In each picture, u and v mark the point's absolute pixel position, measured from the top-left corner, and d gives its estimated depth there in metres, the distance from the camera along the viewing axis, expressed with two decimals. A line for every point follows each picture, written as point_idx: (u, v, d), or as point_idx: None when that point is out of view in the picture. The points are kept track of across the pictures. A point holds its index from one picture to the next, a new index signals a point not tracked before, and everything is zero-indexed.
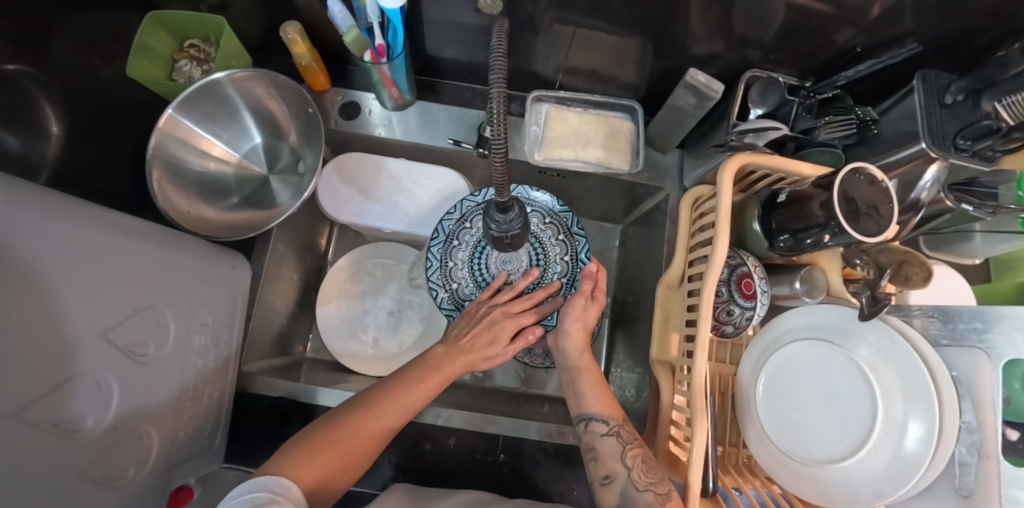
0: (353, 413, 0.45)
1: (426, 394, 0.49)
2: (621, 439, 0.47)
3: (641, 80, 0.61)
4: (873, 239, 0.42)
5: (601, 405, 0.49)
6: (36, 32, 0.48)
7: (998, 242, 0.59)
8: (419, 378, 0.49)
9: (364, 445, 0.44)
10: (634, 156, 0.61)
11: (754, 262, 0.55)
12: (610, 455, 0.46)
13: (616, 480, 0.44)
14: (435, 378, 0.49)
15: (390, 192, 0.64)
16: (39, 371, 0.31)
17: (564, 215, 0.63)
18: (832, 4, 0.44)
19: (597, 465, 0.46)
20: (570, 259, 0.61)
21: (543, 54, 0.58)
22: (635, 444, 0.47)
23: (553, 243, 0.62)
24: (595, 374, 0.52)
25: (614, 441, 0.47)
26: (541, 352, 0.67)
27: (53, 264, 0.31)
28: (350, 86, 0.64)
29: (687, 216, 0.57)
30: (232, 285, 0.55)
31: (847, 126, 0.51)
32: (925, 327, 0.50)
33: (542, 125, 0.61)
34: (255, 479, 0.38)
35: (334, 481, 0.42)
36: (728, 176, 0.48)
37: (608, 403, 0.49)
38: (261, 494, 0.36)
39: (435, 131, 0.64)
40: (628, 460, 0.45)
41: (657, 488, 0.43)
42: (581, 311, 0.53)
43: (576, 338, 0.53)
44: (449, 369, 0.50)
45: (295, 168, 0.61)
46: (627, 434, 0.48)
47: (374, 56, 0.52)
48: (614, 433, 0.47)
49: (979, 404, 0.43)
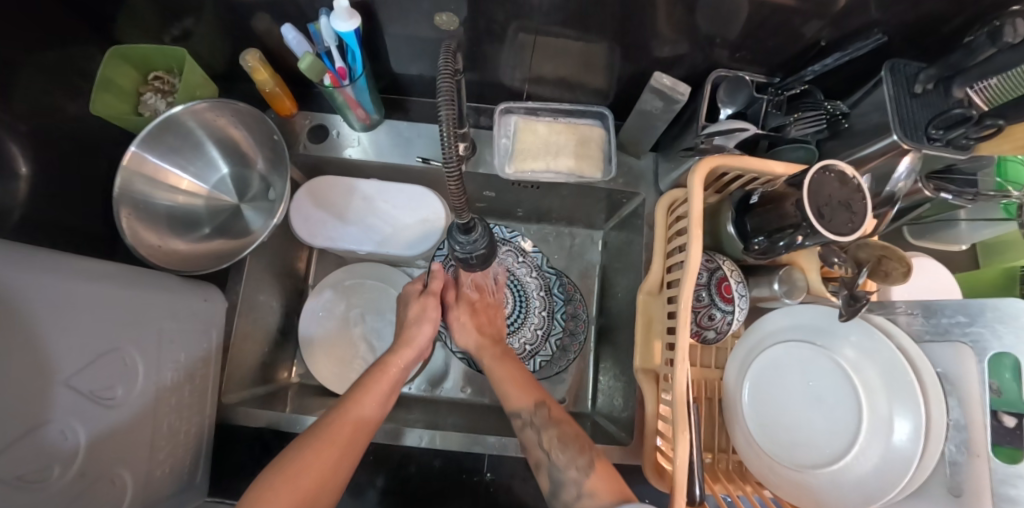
0: (311, 437, 0.45)
1: (378, 400, 0.50)
2: (536, 426, 0.50)
3: (610, 86, 0.60)
4: (846, 237, 0.42)
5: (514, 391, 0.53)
6: None
7: (982, 228, 0.58)
8: (366, 390, 0.50)
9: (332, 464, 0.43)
10: (606, 163, 0.58)
11: (731, 266, 0.53)
12: (533, 446, 0.50)
13: (543, 466, 0.48)
14: (378, 386, 0.51)
15: (364, 214, 0.61)
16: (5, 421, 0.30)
17: (535, 254, 0.71)
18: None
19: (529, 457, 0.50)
20: (536, 273, 0.71)
21: (507, 64, 0.57)
22: (552, 427, 0.50)
23: (517, 264, 0.71)
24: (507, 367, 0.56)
25: (532, 432, 0.50)
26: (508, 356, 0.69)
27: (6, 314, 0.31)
28: (318, 109, 0.63)
29: (663, 220, 0.56)
30: (206, 318, 0.54)
31: (816, 121, 0.51)
32: (909, 324, 0.49)
33: (511, 137, 0.58)
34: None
35: (311, 505, 0.41)
36: (698, 178, 0.48)
37: (519, 389, 0.53)
38: None
39: (405, 149, 0.63)
40: (545, 443, 0.49)
41: (579, 462, 0.46)
42: (468, 318, 0.61)
43: (468, 329, 0.60)
44: (386, 379, 0.53)
45: (266, 195, 0.60)
46: (540, 419, 0.50)
47: (336, 79, 0.52)
48: (530, 423, 0.50)
49: (968, 402, 0.42)
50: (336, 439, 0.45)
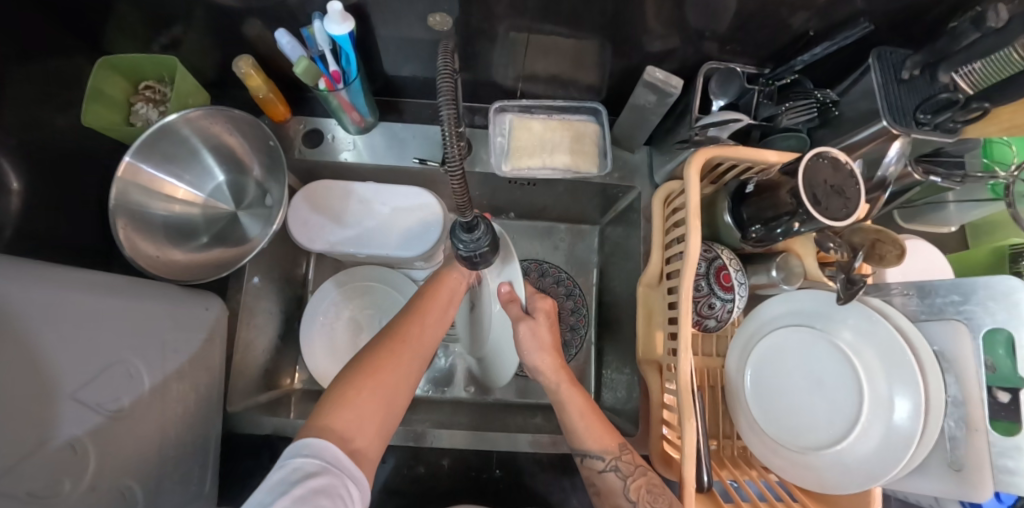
0: (381, 343, 0.45)
1: (438, 312, 0.50)
2: (620, 473, 0.45)
3: (602, 81, 0.60)
4: (841, 222, 0.42)
5: (595, 438, 0.47)
6: None
7: (969, 209, 0.59)
8: (425, 305, 0.49)
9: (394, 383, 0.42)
10: (602, 158, 0.59)
11: (729, 255, 0.54)
12: (612, 491, 0.45)
13: None
14: (440, 301, 0.50)
15: (361, 217, 0.60)
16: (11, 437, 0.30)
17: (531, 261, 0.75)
18: None
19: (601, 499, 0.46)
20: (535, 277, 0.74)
21: (500, 63, 0.58)
22: (636, 475, 0.45)
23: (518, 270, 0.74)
24: (581, 405, 0.49)
25: (614, 476, 0.45)
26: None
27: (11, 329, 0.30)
28: (311, 113, 0.63)
29: (660, 213, 0.57)
30: (208, 327, 0.53)
31: (808, 110, 0.52)
32: (904, 305, 0.50)
33: (507, 135, 0.58)
34: (289, 449, 0.34)
35: (391, 401, 0.41)
36: (694, 170, 0.48)
37: (600, 436, 0.47)
38: (310, 463, 0.33)
39: (401, 151, 0.63)
40: (632, 494, 0.44)
41: None
42: (531, 335, 0.51)
43: (545, 360, 0.51)
44: (437, 303, 0.50)
45: (262, 201, 0.60)
46: (625, 466, 0.46)
47: (330, 82, 0.52)
48: (612, 468, 0.45)
49: (964, 378, 0.43)
50: (401, 344, 0.45)
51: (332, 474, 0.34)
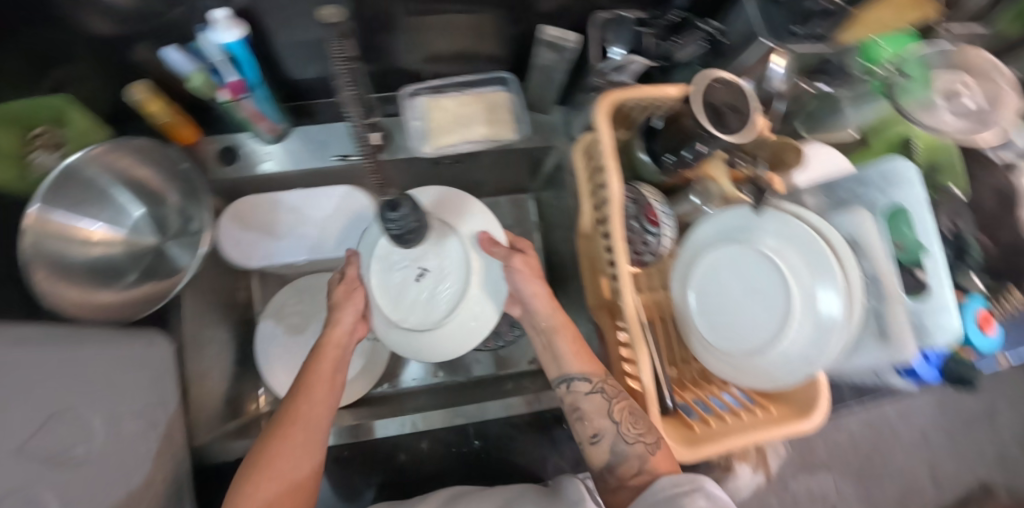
0: (273, 433, 0.45)
1: (327, 386, 0.49)
2: (606, 394, 0.49)
3: (505, 50, 0.62)
4: (740, 135, 0.47)
5: (581, 364, 0.51)
6: None
7: (863, 110, 0.63)
8: (309, 385, 0.48)
9: (300, 451, 0.44)
10: (518, 123, 0.59)
11: (651, 191, 0.56)
12: (597, 413, 0.49)
13: (606, 436, 0.48)
14: (326, 376, 0.49)
15: (296, 225, 0.60)
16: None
17: None
18: None
19: (586, 425, 0.49)
20: None
21: (402, 49, 0.58)
22: (620, 397, 0.49)
23: None
24: (569, 329, 0.53)
25: (600, 397, 0.49)
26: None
27: None
28: (223, 130, 0.62)
29: (583, 165, 0.57)
30: (155, 364, 0.52)
31: (698, 42, 0.55)
32: (814, 205, 0.54)
33: (422, 118, 0.58)
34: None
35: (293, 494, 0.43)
36: (603, 114, 0.50)
37: (586, 360, 0.52)
38: None
39: (321, 151, 0.62)
40: (615, 415, 0.48)
41: (647, 437, 0.46)
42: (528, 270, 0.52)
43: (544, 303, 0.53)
44: (327, 361, 0.50)
45: (189, 228, 0.58)
46: (611, 388, 0.50)
47: (232, 93, 0.51)
48: (599, 388, 0.50)
49: (873, 257, 0.46)
50: (294, 436, 0.44)
51: None
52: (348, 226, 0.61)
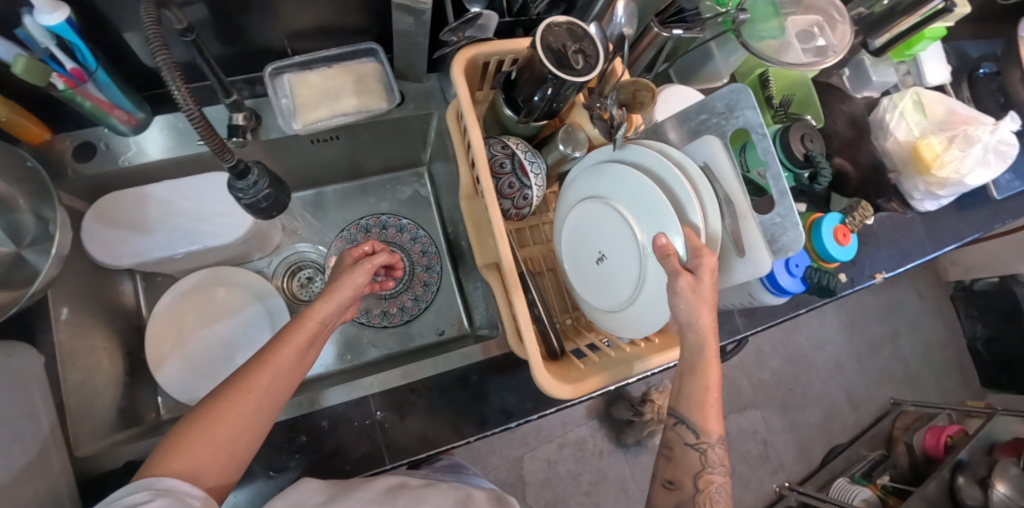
0: (225, 384, 0.39)
1: (296, 353, 0.42)
2: (702, 450, 0.48)
3: (371, 21, 0.61)
4: (586, 77, 0.48)
5: (702, 421, 0.47)
6: None
7: (728, 53, 0.67)
8: (286, 339, 0.42)
9: (247, 421, 0.37)
10: (388, 92, 0.59)
11: (519, 142, 0.56)
12: (685, 466, 0.49)
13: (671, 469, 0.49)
14: (300, 336, 0.43)
15: (166, 217, 0.57)
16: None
17: (403, 223, 0.75)
18: None
19: (668, 464, 0.50)
20: (413, 236, 0.74)
21: (259, 27, 0.56)
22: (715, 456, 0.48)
23: (394, 236, 0.74)
24: (714, 370, 0.46)
25: (696, 454, 0.48)
26: (379, 311, 0.70)
27: None
28: (78, 127, 0.58)
29: (455, 128, 0.57)
30: (19, 377, 0.48)
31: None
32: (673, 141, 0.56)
33: (289, 95, 0.57)
34: (136, 482, 0.32)
35: (231, 459, 0.36)
36: (458, 72, 0.50)
37: (706, 419, 0.47)
38: (144, 494, 0.31)
39: (187, 139, 0.60)
40: (709, 459, 0.48)
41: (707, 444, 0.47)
42: (361, 277, 0.49)
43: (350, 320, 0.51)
44: (304, 334, 0.43)
45: (48, 234, 0.55)
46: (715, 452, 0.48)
47: (72, 81, 0.48)
48: (702, 447, 0.48)
49: (724, 179, 0.49)
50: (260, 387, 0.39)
51: (170, 496, 0.31)
52: (224, 213, 0.58)
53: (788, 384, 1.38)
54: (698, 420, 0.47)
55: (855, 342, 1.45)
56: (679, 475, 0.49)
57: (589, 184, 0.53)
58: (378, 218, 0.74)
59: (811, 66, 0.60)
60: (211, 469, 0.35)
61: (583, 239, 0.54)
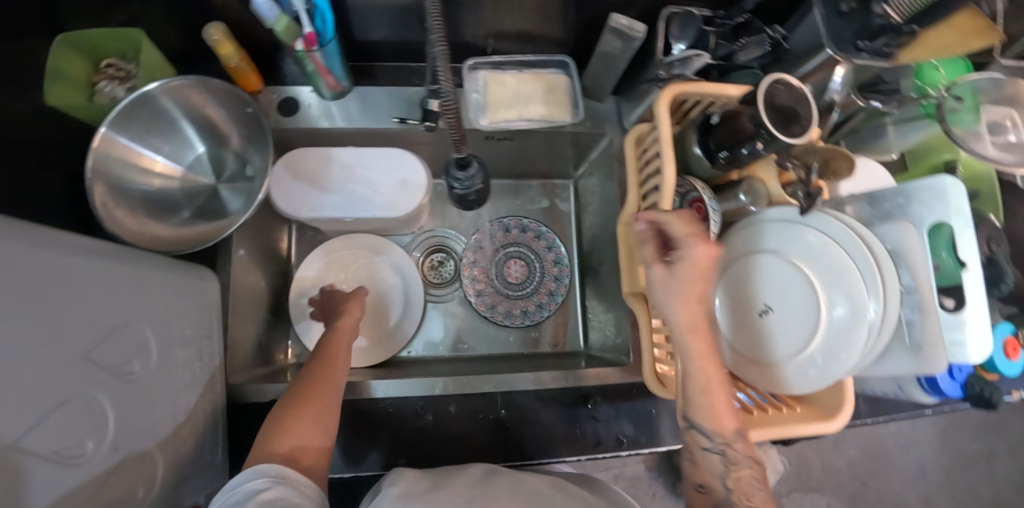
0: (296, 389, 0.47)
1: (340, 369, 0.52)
2: (726, 458, 0.43)
3: (569, 35, 0.63)
4: (796, 138, 0.48)
5: (715, 421, 0.43)
6: None
7: (908, 133, 0.64)
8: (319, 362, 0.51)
9: (323, 414, 0.46)
10: (574, 107, 0.61)
11: (702, 186, 0.57)
12: (707, 470, 0.44)
13: (711, 493, 0.44)
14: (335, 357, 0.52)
15: (346, 181, 0.61)
16: (38, 396, 0.29)
17: (541, 230, 0.77)
18: None
19: (693, 470, 0.45)
20: (548, 244, 0.77)
21: (470, 22, 0.59)
22: (742, 466, 0.43)
23: (530, 239, 0.77)
24: (706, 348, 0.42)
25: (719, 460, 0.43)
26: (504, 310, 0.73)
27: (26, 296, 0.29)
28: (284, 83, 0.63)
29: (632, 155, 0.60)
30: (202, 298, 0.52)
31: (759, 45, 0.56)
32: (857, 214, 0.54)
33: (481, 92, 0.60)
34: (252, 467, 0.38)
35: (318, 447, 0.43)
36: (664, 106, 0.52)
37: (721, 418, 0.43)
38: (264, 479, 0.37)
39: (378, 114, 0.63)
40: (731, 481, 0.43)
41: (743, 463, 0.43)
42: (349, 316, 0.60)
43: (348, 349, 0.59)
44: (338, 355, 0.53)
45: (244, 175, 0.59)
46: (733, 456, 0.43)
47: (306, 45, 0.51)
48: (719, 451, 0.43)
49: (914, 266, 0.48)
50: (319, 390, 0.47)
51: (286, 483, 0.37)
52: (393, 190, 0.62)
53: (864, 478, 1.17)
54: (711, 421, 0.43)
55: (950, 457, 1.20)
56: (705, 476, 0.44)
57: (758, 240, 0.55)
58: (520, 220, 0.77)
59: (1001, 163, 0.54)
60: (302, 453, 0.42)
61: (743, 292, 0.55)
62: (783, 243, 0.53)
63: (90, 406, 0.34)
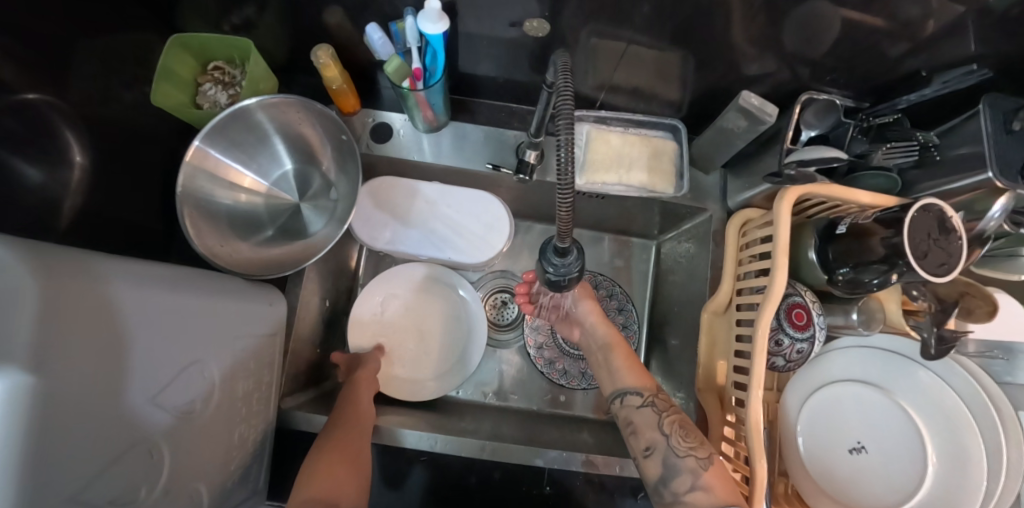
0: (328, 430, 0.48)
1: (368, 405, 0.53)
2: (656, 408, 0.49)
3: (684, 98, 0.58)
4: (941, 278, 0.41)
5: (633, 379, 0.53)
6: (48, 52, 0.42)
7: None
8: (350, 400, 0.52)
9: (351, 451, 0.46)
10: (677, 179, 0.59)
11: (810, 295, 0.51)
12: (647, 426, 0.48)
13: (655, 449, 0.46)
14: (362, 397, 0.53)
15: (426, 217, 0.62)
16: (89, 449, 0.27)
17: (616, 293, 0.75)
18: (890, 20, 0.41)
19: (636, 437, 0.48)
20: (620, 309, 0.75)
21: (582, 71, 0.55)
22: (671, 412, 0.49)
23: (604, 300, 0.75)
24: (623, 349, 0.56)
25: (650, 411, 0.49)
26: (563, 368, 0.71)
27: (103, 352, 0.27)
28: (379, 106, 0.61)
29: (734, 241, 0.57)
30: (271, 322, 0.51)
31: (908, 152, 0.50)
32: (984, 364, 0.49)
33: (583, 146, 0.58)
34: None
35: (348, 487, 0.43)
36: (785, 206, 0.47)
37: (639, 375, 0.53)
38: None
39: (471, 153, 0.61)
40: (665, 427, 0.47)
41: (698, 452, 0.45)
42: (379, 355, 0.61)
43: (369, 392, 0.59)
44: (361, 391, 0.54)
45: (327, 192, 0.58)
46: (660, 403, 0.50)
47: (412, 81, 0.50)
48: (650, 401, 0.50)
49: None
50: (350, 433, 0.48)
51: None
52: (476, 229, 0.63)
53: None
54: (633, 380, 0.52)
55: None
56: (649, 436, 0.47)
57: (860, 368, 0.50)
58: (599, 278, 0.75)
59: None
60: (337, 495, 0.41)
61: (835, 420, 0.49)
62: (888, 378, 0.49)
63: (148, 449, 0.32)
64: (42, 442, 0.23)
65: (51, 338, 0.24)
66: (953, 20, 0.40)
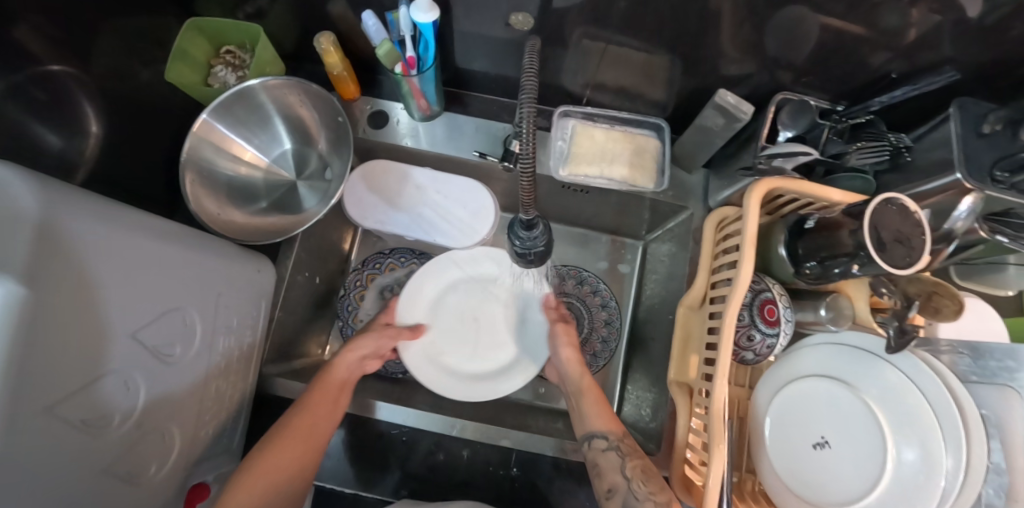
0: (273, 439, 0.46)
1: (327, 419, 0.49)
2: (620, 451, 0.47)
3: (669, 98, 0.61)
4: (903, 271, 0.40)
5: (602, 422, 0.51)
6: (77, 28, 0.46)
7: None
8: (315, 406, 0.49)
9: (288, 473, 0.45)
10: (659, 175, 0.60)
11: (779, 290, 0.52)
12: (610, 469, 0.46)
13: (617, 492, 0.44)
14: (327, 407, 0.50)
15: (414, 202, 0.65)
16: (72, 367, 0.30)
17: (601, 289, 0.75)
18: (861, 24, 0.43)
19: (600, 479, 0.47)
20: (604, 305, 0.75)
21: (570, 69, 0.58)
22: (634, 456, 0.47)
23: (589, 296, 0.75)
24: (595, 393, 0.55)
25: (615, 455, 0.47)
26: None
27: (90, 279, 0.30)
28: (379, 95, 0.65)
29: (711, 236, 0.58)
30: (256, 287, 0.54)
31: (879, 152, 0.51)
32: (952, 363, 0.47)
33: (567, 140, 0.61)
34: None
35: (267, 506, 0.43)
36: (755, 197, 0.48)
37: (609, 419, 0.51)
38: None
39: (460, 142, 0.64)
40: (628, 471, 0.45)
41: (657, 497, 0.41)
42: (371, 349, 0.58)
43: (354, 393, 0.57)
44: (327, 401, 0.51)
45: (321, 174, 0.61)
46: (626, 447, 0.48)
47: (406, 68, 0.52)
48: (615, 446, 0.48)
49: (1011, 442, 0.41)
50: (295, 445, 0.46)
51: None
52: (462, 218, 0.65)
53: None
54: (601, 423, 0.50)
55: None
56: (611, 478, 0.46)
57: (830, 363, 0.50)
58: (583, 273, 0.76)
59: None
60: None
61: (800, 415, 0.49)
62: (856, 373, 0.48)
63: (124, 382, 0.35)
64: (30, 348, 0.26)
65: (45, 257, 0.26)
66: (930, 27, 0.41)
